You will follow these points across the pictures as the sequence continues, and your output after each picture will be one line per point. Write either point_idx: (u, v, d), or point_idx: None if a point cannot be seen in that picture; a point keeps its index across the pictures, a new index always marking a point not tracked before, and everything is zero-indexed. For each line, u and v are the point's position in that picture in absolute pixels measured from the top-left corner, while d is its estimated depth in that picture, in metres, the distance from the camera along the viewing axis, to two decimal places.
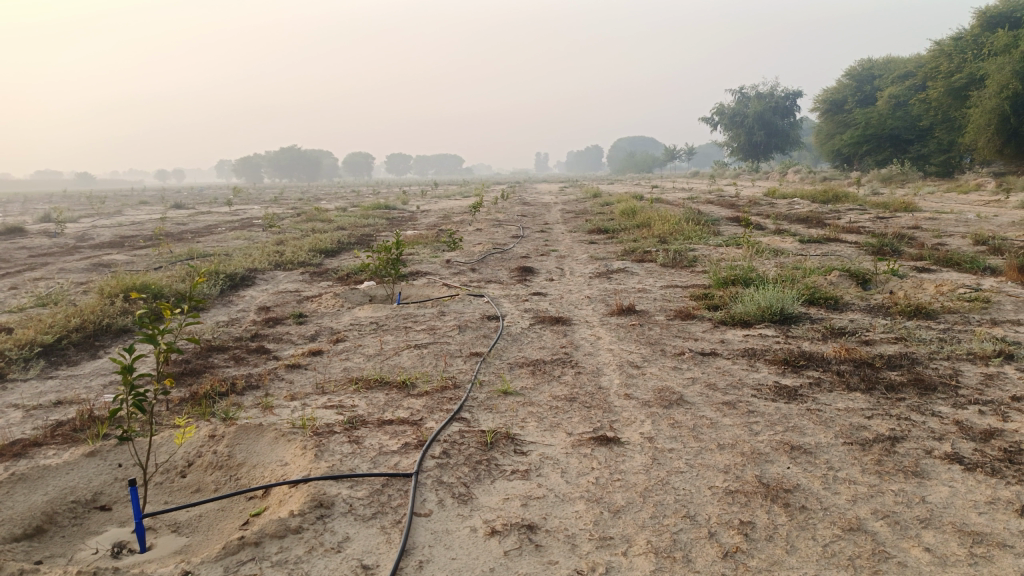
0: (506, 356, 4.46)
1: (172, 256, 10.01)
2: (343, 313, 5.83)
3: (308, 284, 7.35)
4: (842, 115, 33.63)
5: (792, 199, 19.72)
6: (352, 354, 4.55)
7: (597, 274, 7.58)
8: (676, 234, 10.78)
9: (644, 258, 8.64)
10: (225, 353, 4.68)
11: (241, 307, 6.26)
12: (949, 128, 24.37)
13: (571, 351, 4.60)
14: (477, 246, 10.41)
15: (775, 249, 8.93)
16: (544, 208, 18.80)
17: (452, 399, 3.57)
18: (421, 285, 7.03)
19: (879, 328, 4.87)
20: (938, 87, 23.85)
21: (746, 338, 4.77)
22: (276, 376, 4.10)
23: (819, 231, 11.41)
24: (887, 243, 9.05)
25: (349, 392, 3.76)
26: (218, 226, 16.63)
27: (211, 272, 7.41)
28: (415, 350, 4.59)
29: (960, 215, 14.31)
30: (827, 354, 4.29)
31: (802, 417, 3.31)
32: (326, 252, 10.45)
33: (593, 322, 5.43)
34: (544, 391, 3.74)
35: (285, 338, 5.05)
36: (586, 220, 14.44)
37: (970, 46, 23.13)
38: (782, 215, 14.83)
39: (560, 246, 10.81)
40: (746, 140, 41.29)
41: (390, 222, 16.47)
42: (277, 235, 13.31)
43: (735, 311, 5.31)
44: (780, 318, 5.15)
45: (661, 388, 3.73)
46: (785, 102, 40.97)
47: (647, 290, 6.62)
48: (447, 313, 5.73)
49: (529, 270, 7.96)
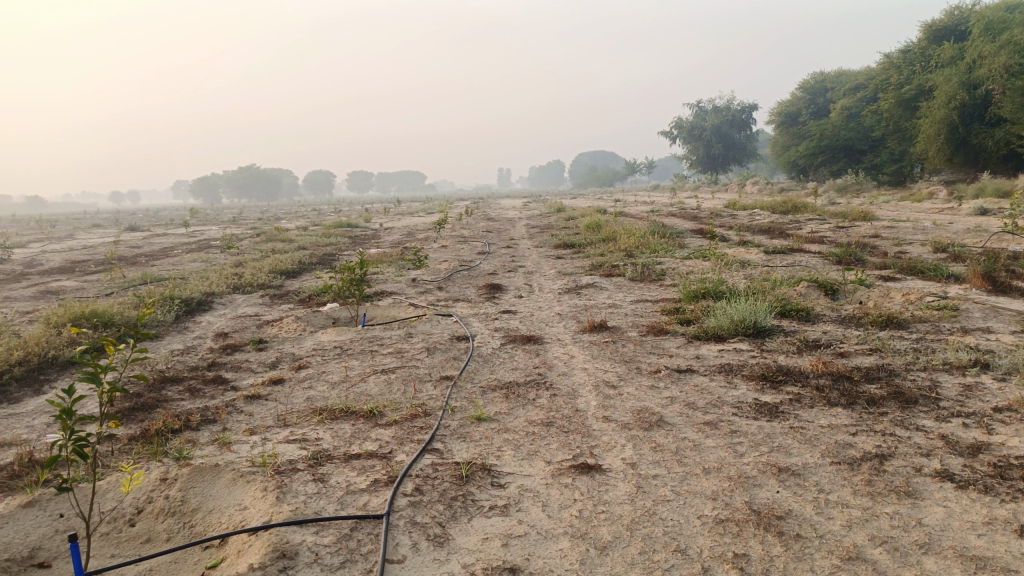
0: (478, 379, 4.30)
1: (125, 281, 9.65)
2: (305, 338, 5.61)
3: (268, 308, 7.10)
4: (797, 127, 34.31)
5: (753, 210, 19.94)
6: (315, 382, 4.34)
7: (566, 290, 7.47)
8: (642, 247, 10.74)
9: (612, 272, 8.56)
10: (179, 384, 4.43)
11: (198, 334, 5.99)
12: (901, 138, 24.99)
13: (544, 372, 4.46)
14: (442, 263, 10.23)
15: (741, 261, 8.93)
16: (508, 223, 18.72)
17: (423, 428, 3.40)
18: (387, 305, 6.83)
19: (853, 339, 4.83)
20: (889, 98, 24.46)
21: (721, 353, 4.68)
22: (234, 408, 3.88)
23: (782, 242, 11.48)
24: (851, 252, 9.11)
25: (313, 424, 3.56)
26: (174, 248, 16.17)
27: (166, 298, 7.11)
28: (382, 376, 4.40)
29: (917, 223, 14.59)
30: (805, 368, 4.21)
31: (786, 435, 3.20)
32: (287, 274, 10.18)
33: (565, 340, 5.30)
34: (519, 416, 3.58)
35: (244, 366, 4.82)
36: (552, 235, 14.38)
37: (918, 59, 23.78)
38: (744, 226, 14.96)
39: (526, 261, 10.69)
40: (705, 153, 41.88)
41: (352, 240, 16.20)
42: (236, 256, 12.96)
43: (708, 325, 5.23)
44: (754, 332, 5.08)
45: (640, 409, 3.61)
46: (742, 115, 41.70)
47: (618, 305, 6.52)
48: (415, 334, 5.55)
49: (497, 288, 7.81)
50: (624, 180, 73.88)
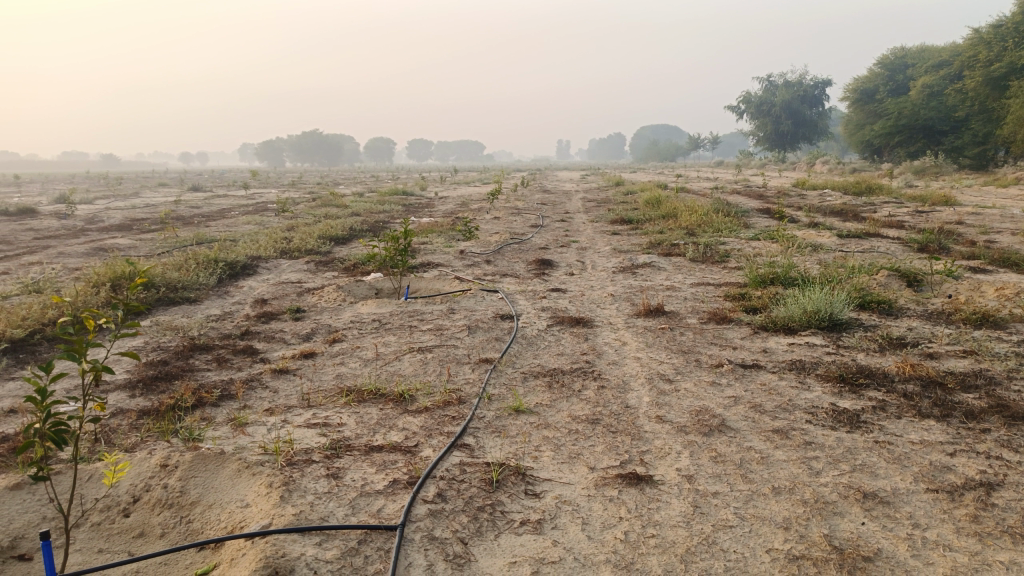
0: (520, 364, 3.96)
1: (177, 241, 9.62)
2: (344, 309, 5.35)
3: (311, 275, 6.89)
4: (873, 105, 32.50)
5: (823, 190, 18.93)
6: (347, 358, 4.07)
7: (622, 269, 7.05)
8: (704, 226, 10.18)
9: (671, 251, 8.10)
10: (207, 354, 4.21)
11: (237, 299, 5.80)
12: (987, 119, 23.36)
13: (594, 359, 4.08)
14: (493, 235, 9.88)
15: (812, 244, 8.34)
16: (565, 196, 18.32)
17: (456, 419, 3.08)
18: (432, 277, 6.53)
19: (943, 339, 4.29)
20: (977, 76, 22.87)
21: (791, 348, 4.23)
22: (258, 384, 3.64)
23: (857, 225, 10.73)
24: (935, 239, 8.39)
25: (338, 406, 3.28)
26: (232, 210, 16.27)
27: (210, 260, 6.98)
28: (418, 355, 4.10)
29: (1004, 210, 13.54)
30: (890, 370, 3.72)
31: (870, 452, 2.77)
32: (336, 241, 9.99)
33: (618, 324, 4.91)
34: (562, 409, 3.23)
35: (277, 337, 4.58)
36: (609, 210, 13.90)
37: (1012, 34, 22.05)
38: (814, 207, 14.14)
39: (580, 236, 10.30)
40: (773, 129, 40.33)
41: (406, 208, 16.02)
42: (288, 220, 12.91)
43: (777, 315, 4.77)
44: (829, 324, 4.60)
45: (698, 410, 3.21)
46: (814, 91, 39.90)
47: (676, 288, 6.09)
48: (458, 310, 5.24)
49: (548, 263, 7.45)
50: (686, 155, 71.95)
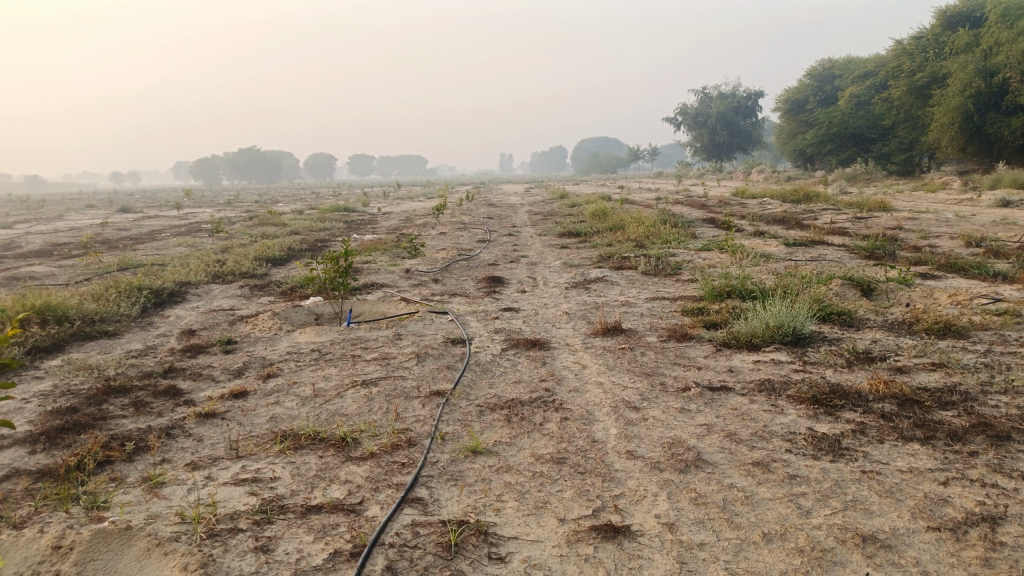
0: (474, 396, 3.65)
1: (99, 267, 8.98)
2: (281, 338, 4.95)
3: (246, 301, 6.45)
4: (804, 115, 33.40)
5: (762, 198, 19.24)
6: (282, 397, 3.68)
7: (574, 285, 6.82)
8: (653, 238, 10.07)
9: (623, 264, 7.92)
10: (123, 397, 3.76)
11: (162, 332, 5.32)
12: (912, 127, 24.22)
13: (553, 386, 3.80)
14: (439, 252, 9.56)
15: (761, 254, 8.27)
16: (510, 209, 18.10)
17: (406, 466, 2.75)
18: (376, 300, 6.17)
19: (910, 351, 4.16)
20: (901, 85, 23.64)
21: (758, 366, 4.04)
22: (179, 433, 3.22)
23: (801, 233, 10.80)
24: (879, 245, 8.43)
25: (271, 456, 2.90)
26: (162, 232, 15.50)
27: (133, 288, 6.46)
28: (362, 389, 3.74)
29: (937, 214, 13.90)
30: (863, 388, 3.54)
31: (859, 485, 2.55)
32: (274, 262, 9.51)
33: (575, 345, 4.64)
34: (523, 448, 2.93)
35: (205, 374, 4.16)
36: (555, 223, 13.75)
37: (932, 45, 22.90)
38: (757, 216, 14.27)
39: (529, 250, 10.05)
40: (710, 140, 41.11)
41: (347, 225, 15.56)
42: (222, 241, 12.32)
43: (739, 330, 4.58)
44: (793, 339, 4.43)
45: (671, 442, 2.96)
46: (748, 102, 40.85)
47: (632, 303, 5.88)
48: (404, 336, 4.90)
49: (498, 280, 7.17)
50: (626, 167, 72.92)
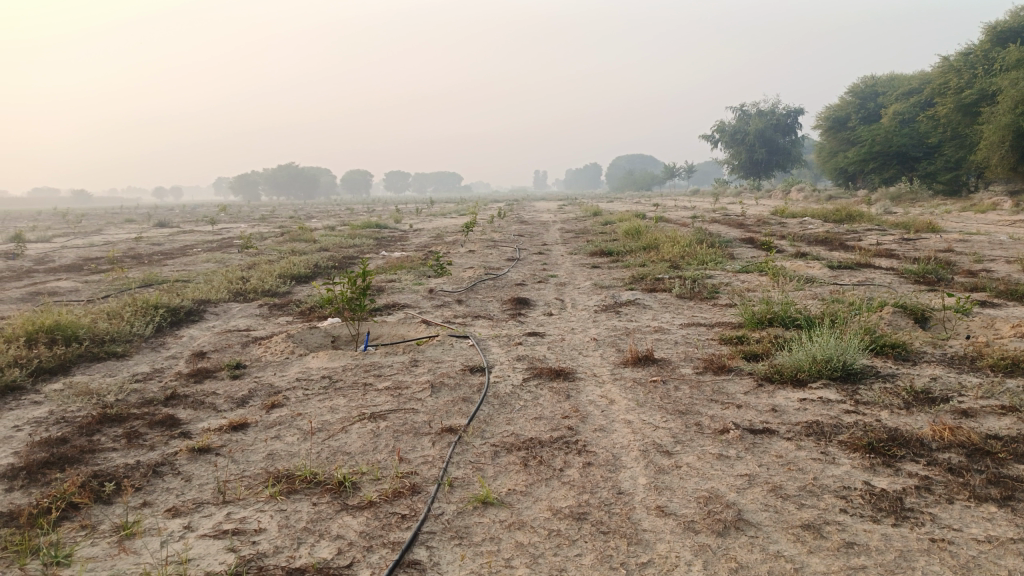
0: (489, 434, 3.34)
1: (124, 283, 8.92)
2: (292, 363, 4.71)
3: (263, 321, 6.26)
4: (846, 133, 32.59)
5: (803, 218, 18.67)
6: (284, 431, 3.43)
7: (605, 308, 6.50)
8: (688, 258, 9.70)
9: (656, 287, 7.57)
10: (117, 427, 3.54)
11: (172, 353, 5.13)
12: (959, 145, 23.41)
13: (576, 423, 3.48)
14: (467, 271, 9.31)
15: (803, 277, 7.86)
16: (543, 227, 17.84)
17: (406, 520, 2.46)
18: (396, 322, 5.91)
19: (975, 390, 3.74)
20: (948, 103, 22.89)
21: (804, 406, 3.66)
22: (168, 471, 2.98)
23: (846, 255, 10.32)
24: (931, 269, 7.95)
25: (261, 502, 2.64)
26: (193, 246, 15.56)
27: (150, 307, 6.31)
28: (369, 423, 3.46)
29: (989, 236, 13.26)
30: (924, 435, 3.15)
31: (929, 557, 2.18)
32: (299, 280, 9.34)
33: (603, 376, 4.31)
34: (540, 501, 2.62)
35: (207, 402, 3.92)
36: (588, 241, 13.45)
37: (980, 61, 22.12)
38: (798, 236, 13.79)
39: (559, 270, 9.76)
40: (748, 158, 40.45)
41: (377, 242, 15.45)
42: (251, 257, 12.24)
43: (782, 363, 4.21)
44: (842, 374, 4.04)
45: (708, 497, 2.61)
46: (787, 119, 40.16)
47: (665, 330, 5.53)
48: (421, 363, 4.62)
49: (525, 302, 6.87)
50: (662, 184, 72.31)
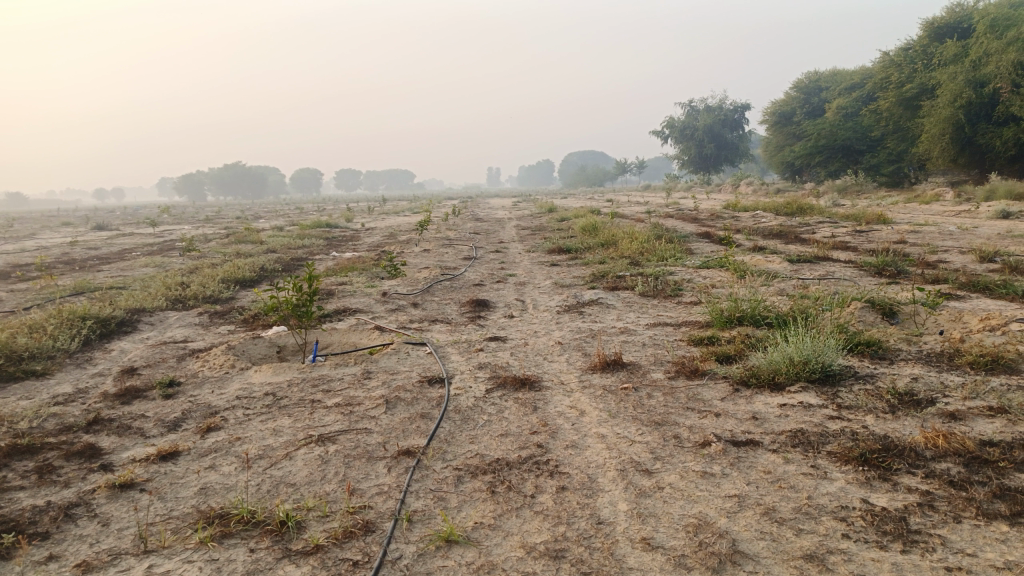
0: (450, 456, 3.04)
1: (52, 291, 8.32)
2: (232, 378, 4.31)
3: (202, 331, 5.82)
4: (792, 127, 33.05)
5: (755, 211, 18.75)
6: (219, 460, 3.05)
7: (567, 309, 6.24)
8: (647, 254, 9.52)
9: (618, 285, 7.35)
10: (27, 460, 3.11)
11: (100, 370, 4.68)
12: (901, 138, 23.91)
13: (545, 440, 3.20)
14: (421, 271, 8.96)
15: (764, 271, 7.73)
16: (498, 224, 17.56)
17: (359, 568, 2.14)
18: (346, 329, 5.54)
19: (960, 390, 3.58)
20: (889, 97, 23.32)
21: (787, 412, 3.45)
22: (82, 514, 2.58)
23: (804, 248, 10.28)
24: (891, 261, 7.90)
25: (189, 550, 2.28)
26: (132, 250, 14.81)
27: (76, 318, 5.82)
28: (316, 448, 3.11)
29: (938, 227, 13.45)
30: (916, 443, 2.95)
31: None
32: (243, 285, 8.85)
33: (571, 384, 4.04)
34: (511, 537, 2.32)
35: (134, 428, 3.51)
36: (544, 238, 13.22)
37: (919, 56, 22.59)
38: (754, 230, 13.78)
39: (516, 268, 9.49)
40: (698, 152, 40.84)
41: (327, 242, 14.97)
42: (192, 261, 11.65)
43: (758, 365, 4.00)
44: (821, 376, 3.85)
45: (697, 525, 2.36)
46: (735, 114, 40.64)
47: (632, 331, 5.29)
48: (374, 374, 4.27)
49: (484, 304, 6.57)
50: (613, 179, 72.77)
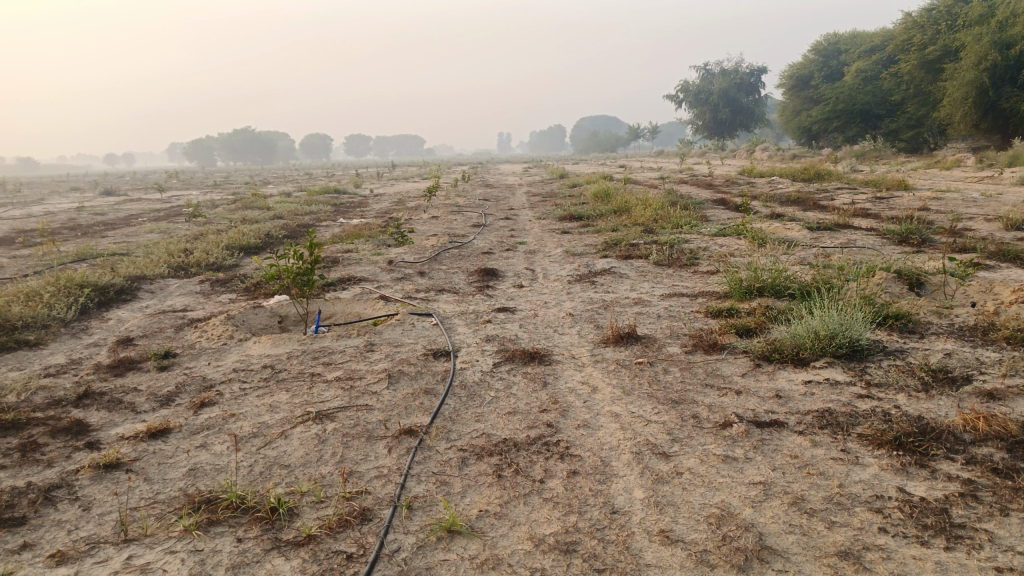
0: (455, 435, 2.86)
1: (54, 258, 8.17)
2: (230, 350, 4.14)
3: (203, 299, 5.66)
4: (809, 91, 32.29)
5: (771, 177, 18.33)
6: (211, 438, 2.89)
7: (579, 278, 6.03)
8: (661, 222, 9.25)
9: (631, 253, 7.13)
10: (11, 436, 2.97)
11: (94, 340, 4.52)
12: (922, 103, 23.26)
13: (555, 419, 3.01)
14: (429, 239, 8.73)
15: (782, 239, 7.48)
16: (508, 190, 17.31)
17: (352, 563, 1.98)
18: (350, 299, 5.36)
19: (997, 367, 3.35)
20: (911, 60, 22.63)
21: (813, 390, 3.24)
22: (63, 497, 2.43)
23: (823, 215, 9.97)
24: (915, 229, 7.62)
25: (171, 541, 2.12)
26: (139, 216, 14.65)
27: (73, 286, 5.66)
28: (314, 426, 2.94)
29: (961, 194, 13.04)
30: (955, 426, 2.73)
31: None
32: (248, 252, 8.68)
33: (583, 359, 3.85)
34: (516, 528, 2.15)
35: (125, 403, 3.35)
36: (555, 205, 12.96)
37: (943, 17, 21.83)
38: (770, 196, 13.45)
39: (526, 236, 9.27)
40: (712, 117, 40.11)
41: (335, 208, 14.76)
42: (198, 227, 11.48)
43: (781, 339, 3.78)
44: (848, 352, 3.63)
45: (721, 517, 2.17)
46: (751, 78, 39.78)
47: (646, 302, 5.08)
48: (377, 347, 4.09)
49: (493, 272, 6.38)
50: (625, 144, 71.76)
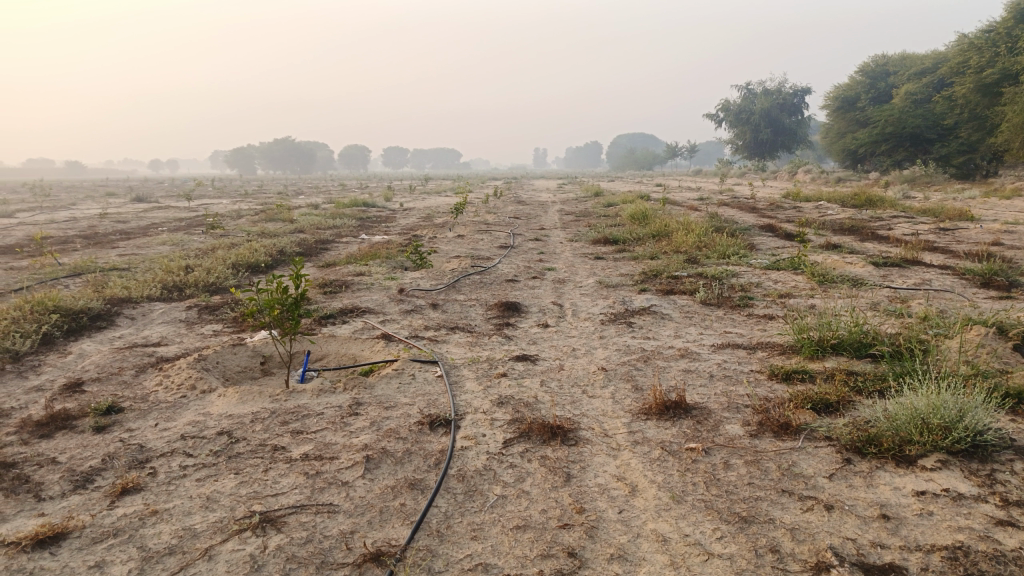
0: (440, 567, 2.07)
1: (48, 272, 7.58)
2: (187, 406, 3.40)
3: (184, 330, 4.97)
4: (855, 113, 31.03)
5: (818, 201, 17.29)
6: (114, 554, 2.14)
7: (614, 318, 5.22)
8: (706, 251, 8.38)
9: (673, 287, 6.30)
10: None
11: (40, 382, 3.84)
12: (976, 127, 21.94)
13: (580, 543, 2.20)
14: (450, 262, 8.00)
15: (845, 276, 6.56)
16: (540, 208, 16.58)
17: None
18: (347, 338, 4.62)
19: None
20: (967, 82, 21.35)
21: (934, 510, 2.38)
22: None
23: (886, 248, 8.97)
24: (1000, 269, 6.63)
25: None
26: (159, 226, 14.20)
27: (40, 310, 4.99)
28: (254, 542, 2.18)
29: None
30: None
31: None
32: (255, 271, 8.02)
33: (620, 438, 3.04)
34: None
35: (30, 483, 2.63)
36: (589, 226, 12.17)
37: (1002, 39, 20.53)
38: (821, 223, 12.43)
39: (557, 261, 8.48)
40: (753, 138, 38.97)
41: (360, 223, 14.18)
42: (212, 240, 10.88)
43: (876, 425, 2.93)
44: (968, 447, 2.76)
45: None
46: (795, 98, 38.60)
47: (696, 354, 4.25)
48: (364, 410, 3.32)
49: (516, 307, 5.60)
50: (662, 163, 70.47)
